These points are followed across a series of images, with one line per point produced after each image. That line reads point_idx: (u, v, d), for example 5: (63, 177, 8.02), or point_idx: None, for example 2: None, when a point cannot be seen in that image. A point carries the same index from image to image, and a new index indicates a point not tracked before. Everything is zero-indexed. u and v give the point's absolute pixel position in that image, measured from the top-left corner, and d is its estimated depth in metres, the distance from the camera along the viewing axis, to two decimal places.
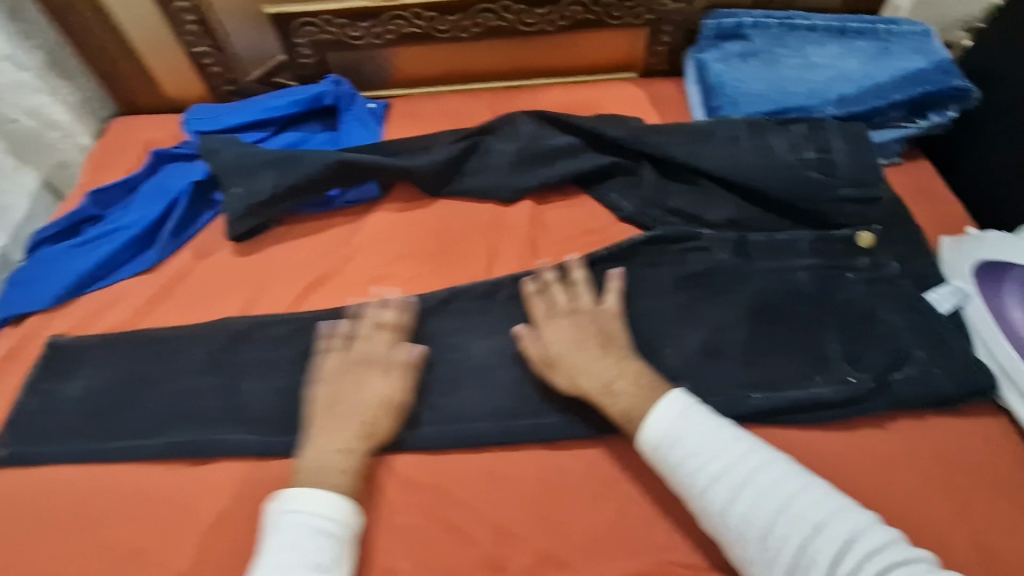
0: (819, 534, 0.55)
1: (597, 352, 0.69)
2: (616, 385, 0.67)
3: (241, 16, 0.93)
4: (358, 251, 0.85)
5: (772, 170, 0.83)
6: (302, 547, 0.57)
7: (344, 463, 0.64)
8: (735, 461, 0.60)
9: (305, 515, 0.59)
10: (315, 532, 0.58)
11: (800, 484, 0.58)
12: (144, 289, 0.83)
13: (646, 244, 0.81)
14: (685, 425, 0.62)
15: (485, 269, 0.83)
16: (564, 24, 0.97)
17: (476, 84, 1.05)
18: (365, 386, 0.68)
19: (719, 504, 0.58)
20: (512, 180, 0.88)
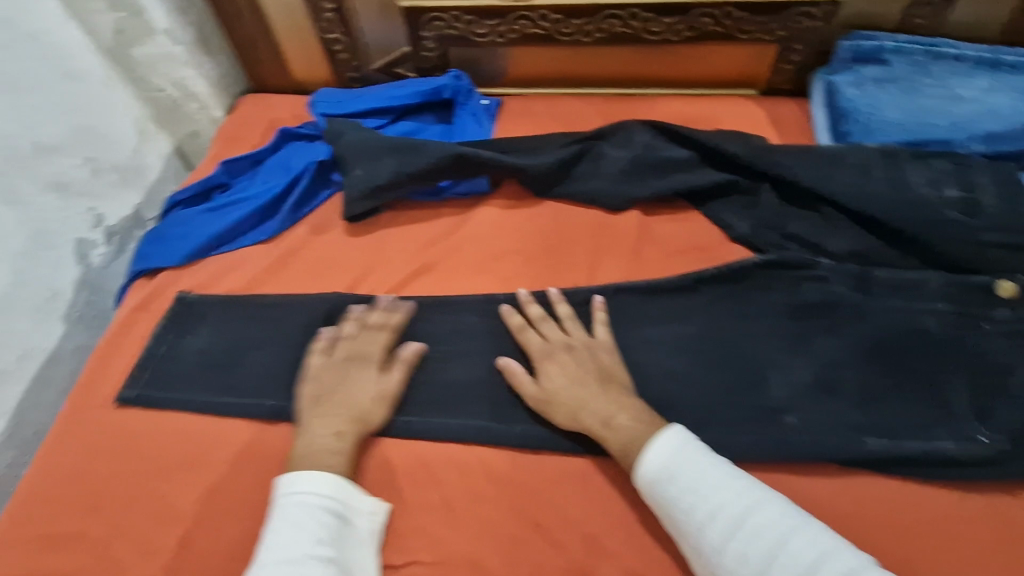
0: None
1: (599, 389, 0.69)
2: (616, 419, 0.66)
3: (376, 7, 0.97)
4: (465, 244, 0.86)
5: (907, 204, 0.78)
6: (305, 524, 0.60)
7: (337, 446, 0.66)
8: (730, 500, 0.58)
9: (308, 494, 0.61)
10: (315, 510, 0.61)
11: (797, 528, 0.56)
12: (263, 257, 0.88)
13: (761, 268, 0.78)
14: (681, 459, 0.61)
15: (587, 274, 0.82)
16: (690, 34, 0.95)
17: (588, 89, 1.05)
18: (347, 381, 0.71)
19: (716, 544, 0.57)
20: (623, 189, 0.87)
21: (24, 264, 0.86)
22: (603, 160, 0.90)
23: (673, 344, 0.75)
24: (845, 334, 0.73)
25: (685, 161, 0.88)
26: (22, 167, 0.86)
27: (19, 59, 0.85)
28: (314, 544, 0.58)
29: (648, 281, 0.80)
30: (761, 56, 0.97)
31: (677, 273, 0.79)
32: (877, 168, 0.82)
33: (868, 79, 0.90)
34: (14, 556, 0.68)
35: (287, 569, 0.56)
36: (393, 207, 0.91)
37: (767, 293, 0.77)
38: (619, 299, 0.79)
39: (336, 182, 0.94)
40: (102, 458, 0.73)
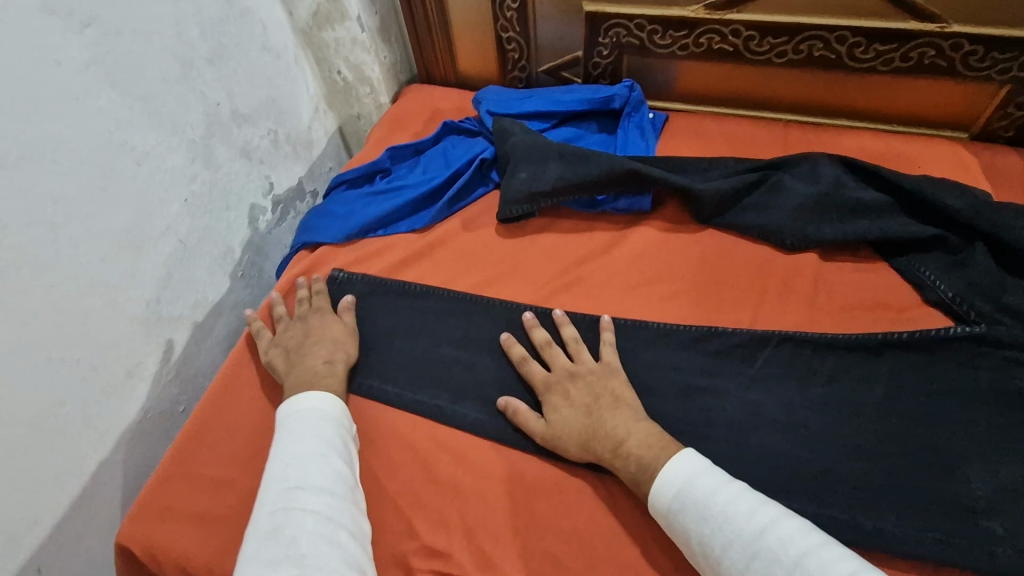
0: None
1: (610, 415, 0.66)
2: (628, 443, 0.63)
3: (559, 8, 0.95)
4: (614, 263, 0.83)
5: None
6: (310, 430, 0.65)
7: (327, 369, 0.73)
8: (745, 526, 0.54)
9: (317, 410, 0.67)
10: (318, 420, 0.66)
11: (816, 555, 0.51)
12: (414, 245, 0.89)
13: (967, 341, 0.68)
14: (693, 484, 0.58)
15: (750, 314, 0.76)
16: (903, 65, 0.85)
17: (765, 113, 0.97)
18: (315, 327, 0.78)
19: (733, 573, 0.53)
20: (804, 228, 0.79)
21: (209, 221, 0.92)
22: (783, 192, 0.83)
23: (846, 411, 0.67)
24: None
25: (879, 204, 0.79)
26: (221, 132, 0.92)
27: (235, 34, 0.92)
28: (321, 447, 0.63)
29: (825, 334, 0.72)
30: (985, 97, 0.85)
31: (858, 333, 0.71)
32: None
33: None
34: (168, 490, 0.73)
35: (295, 466, 0.61)
36: (547, 214, 0.90)
37: (971, 373, 0.67)
38: (786, 349, 0.72)
39: (493, 180, 0.94)
40: (252, 414, 0.77)
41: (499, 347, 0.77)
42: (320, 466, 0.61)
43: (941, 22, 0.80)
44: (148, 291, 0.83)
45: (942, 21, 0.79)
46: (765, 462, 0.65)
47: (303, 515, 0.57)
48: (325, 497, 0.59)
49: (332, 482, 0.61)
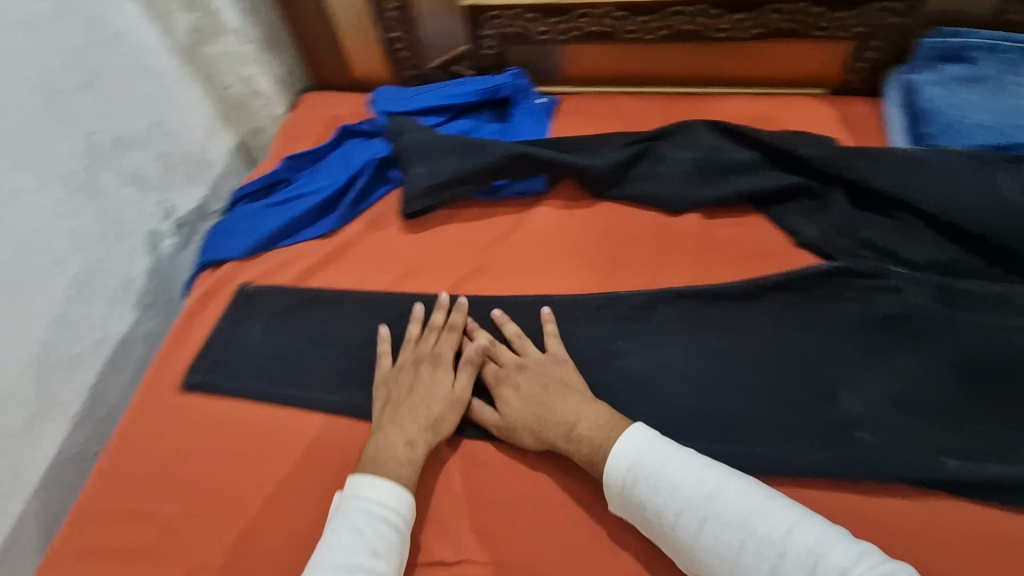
0: (787, 559, 0.52)
1: (559, 403, 0.68)
2: (578, 429, 0.65)
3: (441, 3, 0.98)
4: (519, 245, 0.86)
5: (996, 214, 0.73)
6: (364, 533, 0.60)
7: (408, 455, 0.66)
8: (695, 492, 0.58)
9: (379, 504, 0.62)
10: (375, 521, 0.61)
11: (762, 509, 0.55)
12: (321, 251, 0.89)
13: (831, 276, 0.75)
14: (646, 457, 0.61)
15: (647, 276, 0.80)
16: (759, 33, 0.92)
17: (649, 87, 1.02)
18: (425, 384, 0.71)
19: (689, 539, 0.57)
20: (689, 192, 0.85)
21: (103, 252, 0.90)
22: (669, 160, 0.87)
23: (736, 354, 0.72)
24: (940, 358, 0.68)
25: (752, 163, 0.85)
26: (106, 161, 0.91)
27: (106, 59, 0.91)
28: (370, 555, 0.59)
29: (711, 286, 0.77)
30: (834, 54, 0.93)
31: (740, 282, 0.77)
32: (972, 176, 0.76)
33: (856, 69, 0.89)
34: (88, 529, 0.71)
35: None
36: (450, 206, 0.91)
37: (845, 303, 0.73)
38: (682, 304, 0.77)
39: (393, 179, 0.95)
40: (169, 440, 0.76)
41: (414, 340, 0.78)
42: None
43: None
44: (40, 330, 0.81)
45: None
46: (666, 412, 0.69)
47: None
48: None
49: None
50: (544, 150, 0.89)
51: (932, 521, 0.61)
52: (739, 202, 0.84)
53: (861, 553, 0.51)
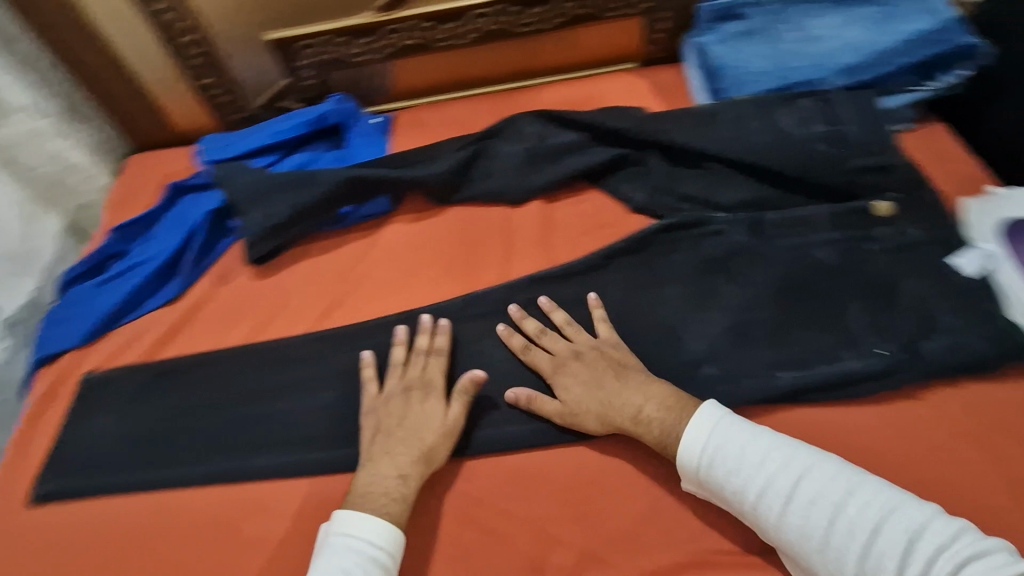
0: (880, 537, 0.53)
1: (617, 386, 0.68)
2: (644, 412, 0.66)
3: (247, 40, 0.95)
4: (378, 266, 0.86)
5: (782, 148, 0.83)
6: (352, 574, 0.57)
7: (400, 490, 0.64)
8: (779, 473, 0.58)
9: (364, 542, 0.59)
10: (364, 561, 0.58)
11: (855, 486, 0.56)
12: (168, 318, 0.84)
13: (663, 232, 0.81)
14: (720, 439, 0.61)
15: (502, 270, 0.83)
16: (560, 21, 0.97)
17: (478, 89, 1.05)
18: (415, 413, 0.69)
19: (774, 519, 0.57)
20: (525, 180, 0.88)
21: None
22: (503, 153, 0.90)
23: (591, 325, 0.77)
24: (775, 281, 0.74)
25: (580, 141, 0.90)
26: None
27: None
28: None
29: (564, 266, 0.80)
30: (634, 30, 1.01)
31: (584, 257, 0.81)
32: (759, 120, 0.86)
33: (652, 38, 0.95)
34: None
35: None
36: (298, 244, 0.89)
37: (683, 254, 0.80)
38: (541, 288, 0.80)
39: (235, 229, 0.92)
40: (23, 562, 0.69)
41: (287, 386, 0.76)
42: None
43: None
44: None
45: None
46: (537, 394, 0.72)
47: None
48: None
49: None
50: (382, 168, 0.89)
51: (789, 429, 0.67)
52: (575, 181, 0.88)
53: (952, 526, 0.52)
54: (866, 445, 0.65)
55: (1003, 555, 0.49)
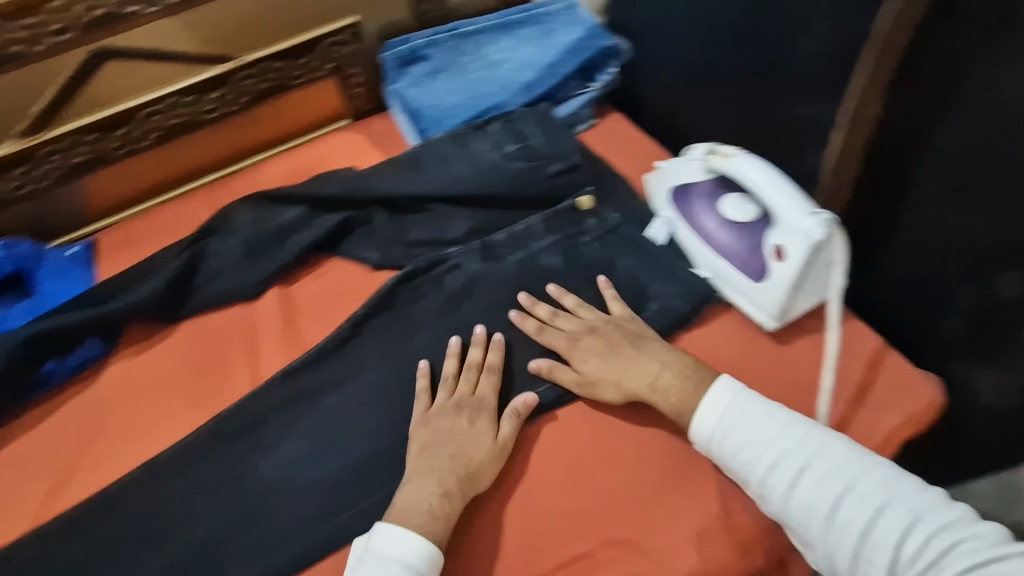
0: (884, 519, 0.54)
1: (635, 351, 0.68)
2: (661, 380, 0.66)
3: (37, 114, 0.79)
4: (303, 323, 0.77)
5: (665, 117, 0.92)
6: (769, 417, 0.62)
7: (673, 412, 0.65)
8: (794, 448, 0.60)
9: (749, 395, 0.64)
10: (765, 408, 0.63)
11: (860, 470, 0.57)
12: (26, 473, 0.68)
13: (572, 208, 0.82)
14: (737, 410, 0.63)
15: (424, 294, 0.77)
16: (429, 35, 0.95)
17: (339, 123, 1.00)
18: (466, 433, 0.65)
19: (781, 493, 0.58)
20: (424, 186, 0.81)
21: None
22: (395, 161, 0.84)
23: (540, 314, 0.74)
24: (712, 210, 0.73)
25: (484, 128, 0.86)
26: None
27: None
28: (788, 438, 0.60)
29: (485, 264, 0.79)
30: None
31: (500, 255, 0.80)
32: (605, 78, 0.93)
33: (484, 29, 0.97)
34: None
35: (764, 446, 0.60)
36: (61, 385, 0.74)
37: (599, 218, 0.82)
38: (481, 291, 0.77)
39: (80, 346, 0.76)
40: None
41: (236, 486, 0.66)
42: (788, 463, 0.59)
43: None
44: None
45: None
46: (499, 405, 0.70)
47: (825, 481, 0.57)
48: (837, 470, 0.57)
49: (836, 468, 0.58)
50: (239, 234, 0.81)
51: (751, 358, 0.70)
52: (476, 197, 0.82)
53: (943, 510, 0.54)
54: None
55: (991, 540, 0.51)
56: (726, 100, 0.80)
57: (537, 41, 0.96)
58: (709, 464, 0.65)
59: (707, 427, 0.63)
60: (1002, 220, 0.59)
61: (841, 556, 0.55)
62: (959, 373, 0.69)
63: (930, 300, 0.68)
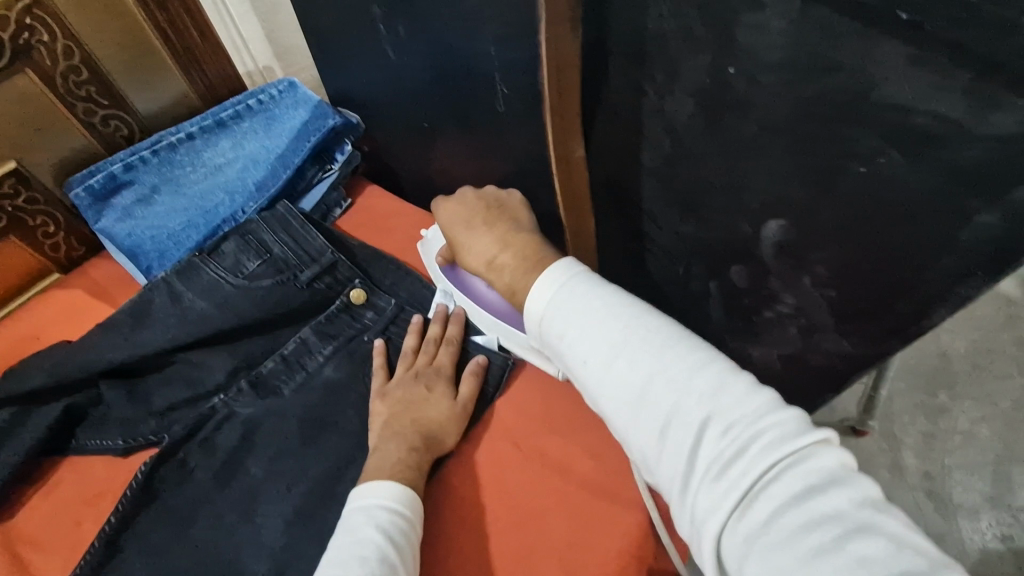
0: (692, 413, 0.40)
1: (487, 225, 0.62)
2: (498, 260, 0.59)
3: None
4: (43, 562, 0.62)
5: (422, 183, 0.90)
6: (598, 299, 0.48)
7: (491, 277, 0.60)
8: (621, 327, 0.45)
9: (580, 277, 0.50)
10: (598, 287, 0.49)
11: (680, 355, 0.43)
12: None
13: (344, 308, 0.75)
14: (563, 293, 0.49)
15: (192, 467, 0.65)
16: (124, 157, 0.81)
17: (44, 281, 0.83)
18: (425, 399, 0.66)
19: (598, 380, 0.45)
20: (159, 341, 0.70)
21: None
22: (112, 322, 0.70)
23: (330, 444, 0.66)
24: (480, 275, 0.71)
25: (217, 250, 0.75)
26: None
27: None
28: (618, 317, 0.46)
29: (261, 404, 0.69)
30: None
31: (272, 388, 0.70)
32: (344, 156, 0.87)
33: (195, 133, 0.86)
34: None
35: (591, 321, 0.46)
36: None
37: (376, 310, 0.76)
38: (260, 439, 0.67)
39: None
40: None
41: None
42: (610, 340, 0.45)
43: (86, 98, 0.78)
44: None
45: (93, 103, 0.79)
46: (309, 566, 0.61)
47: (641, 363, 0.43)
48: (659, 350, 0.43)
49: (659, 350, 0.43)
50: None
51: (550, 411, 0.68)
52: (229, 331, 0.72)
53: (760, 396, 0.39)
54: (563, 463, 0.64)
55: (805, 430, 0.37)
56: (463, 159, 0.79)
57: (261, 134, 0.87)
58: (544, 545, 0.60)
59: (536, 305, 0.50)
60: (709, 227, 0.62)
61: (647, 451, 0.42)
62: (735, 354, 0.73)
63: (689, 298, 0.72)
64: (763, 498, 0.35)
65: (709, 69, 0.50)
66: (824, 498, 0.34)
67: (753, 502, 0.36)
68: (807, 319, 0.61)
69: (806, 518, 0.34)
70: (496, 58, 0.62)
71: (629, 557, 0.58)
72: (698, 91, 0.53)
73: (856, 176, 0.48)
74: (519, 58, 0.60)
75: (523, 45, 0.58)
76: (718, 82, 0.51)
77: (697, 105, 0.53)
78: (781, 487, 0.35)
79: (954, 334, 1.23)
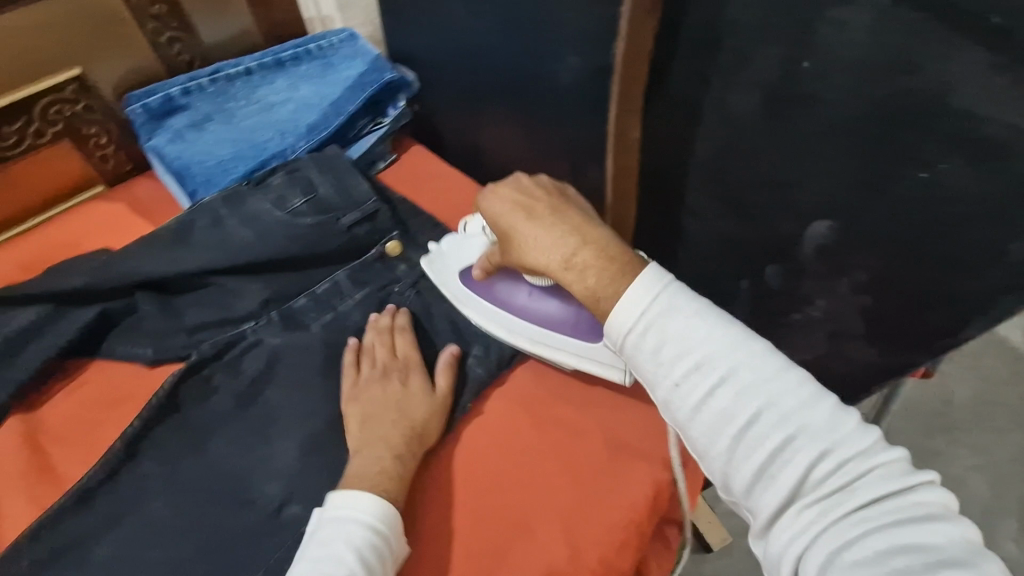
0: (796, 446, 0.39)
1: (561, 219, 0.56)
2: (576, 258, 0.53)
3: None
4: (62, 458, 0.63)
5: (466, 151, 0.92)
6: (699, 315, 0.44)
7: (568, 277, 0.53)
8: (726, 350, 0.42)
9: (679, 289, 0.46)
10: (698, 302, 0.45)
11: (790, 385, 0.41)
12: None
13: (380, 257, 0.76)
14: (662, 307, 0.45)
15: (215, 387, 0.67)
16: (184, 81, 0.83)
17: (88, 191, 0.84)
18: (404, 394, 0.64)
19: (693, 404, 0.42)
20: (198, 260, 0.71)
21: None
22: (156, 236, 0.72)
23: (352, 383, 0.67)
24: (520, 285, 0.68)
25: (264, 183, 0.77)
26: None
27: None
28: (722, 338, 0.42)
29: (287, 336, 0.70)
30: None
31: (300, 322, 0.72)
32: (396, 112, 0.88)
33: (254, 69, 0.87)
34: None
35: (692, 341, 0.43)
36: None
37: (409, 264, 0.77)
38: (283, 370, 0.68)
39: None
40: None
41: None
42: (714, 366, 0.42)
43: (157, 17, 0.79)
44: None
45: (162, 23, 0.80)
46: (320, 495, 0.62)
47: (747, 392, 0.41)
48: (765, 378, 0.41)
49: (765, 377, 0.41)
50: None
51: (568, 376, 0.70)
52: (266, 263, 0.73)
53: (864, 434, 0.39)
54: (576, 429, 0.66)
55: (903, 467, 0.38)
56: (513, 130, 0.80)
57: (316, 78, 0.88)
58: (550, 503, 0.61)
59: (629, 318, 0.45)
60: (751, 223, 0.63)
61: (735, 475, 0.41)
62: None
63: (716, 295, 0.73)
64: (860, 529, 0.36)
65: (781, 61, 0.51)
66: (924, 530, 0.34)
67: (849, 530, 0.36)
68: (835, 326, 0.63)
69: (903, 547, 0.34)
70: (567, 28, 0.63)
71: (631, 524, 0.60)
72: (766, 82, 0.53)
73: (914, 181, 0.49)
74: (591, 29, 0.61)
75: (598, 19, 0.59)
76: (788, 75, 0.51)
77: (762, 98, 0.54)
78: (879, 520, 0.36)
79: (956, 381, 1.24)
